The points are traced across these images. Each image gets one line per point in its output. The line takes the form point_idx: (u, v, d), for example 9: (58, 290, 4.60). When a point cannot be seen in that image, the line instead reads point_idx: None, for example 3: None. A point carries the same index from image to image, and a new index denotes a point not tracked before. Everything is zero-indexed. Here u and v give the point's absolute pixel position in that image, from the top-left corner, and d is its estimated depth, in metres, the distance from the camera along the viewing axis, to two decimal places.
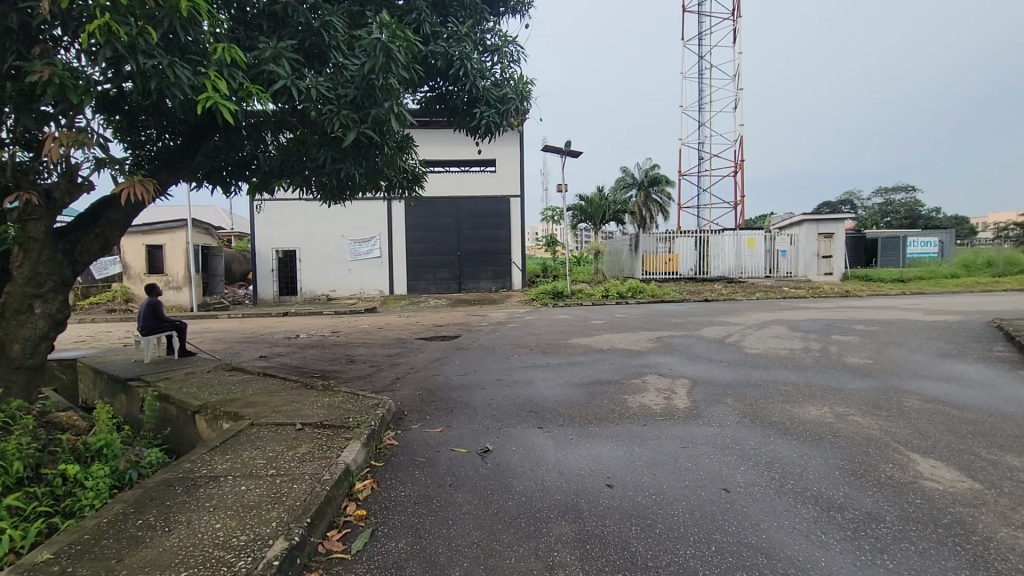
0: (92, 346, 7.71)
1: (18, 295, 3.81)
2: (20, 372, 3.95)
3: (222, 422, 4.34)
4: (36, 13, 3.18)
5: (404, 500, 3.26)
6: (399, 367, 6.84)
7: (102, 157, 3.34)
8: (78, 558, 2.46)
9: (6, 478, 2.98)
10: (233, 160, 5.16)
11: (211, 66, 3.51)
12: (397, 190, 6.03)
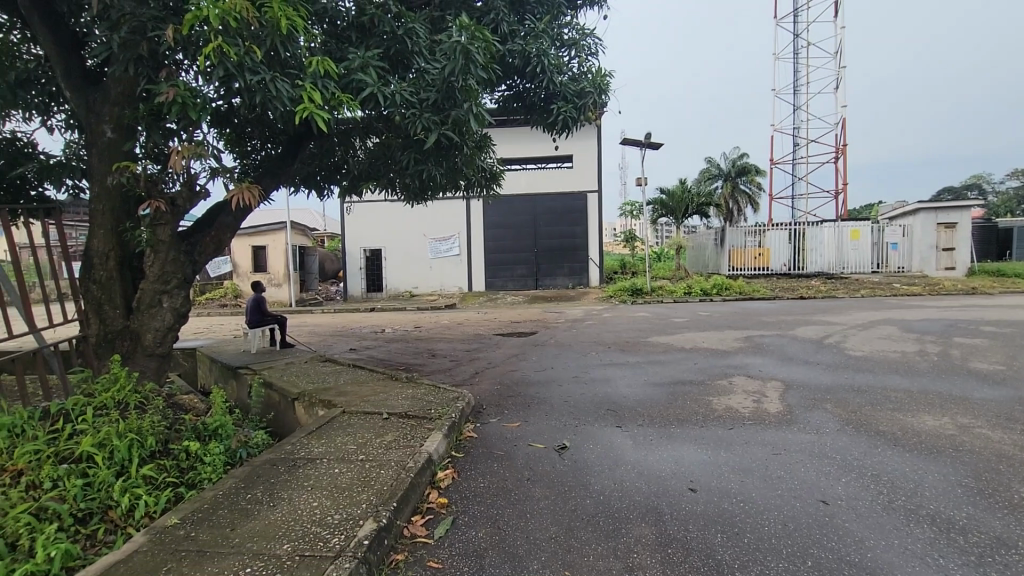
0: (208, 337, 8.61)
1: (150, 291, 4.32)
2: (152, 359, 4.46)
3: (317, 409, 4.68)
4: (163, 41, 3.60)
5: (483, 491, 3.33)
6: (478, 362, 7.00)
7: (216, 167, 3.71)
8: (199, 525, 2.76)
9: (143, 450, 3.41)
10: (326, 166, 5.51)
11: (307, 78, 3.78)
12: (475, 189, 6.16)
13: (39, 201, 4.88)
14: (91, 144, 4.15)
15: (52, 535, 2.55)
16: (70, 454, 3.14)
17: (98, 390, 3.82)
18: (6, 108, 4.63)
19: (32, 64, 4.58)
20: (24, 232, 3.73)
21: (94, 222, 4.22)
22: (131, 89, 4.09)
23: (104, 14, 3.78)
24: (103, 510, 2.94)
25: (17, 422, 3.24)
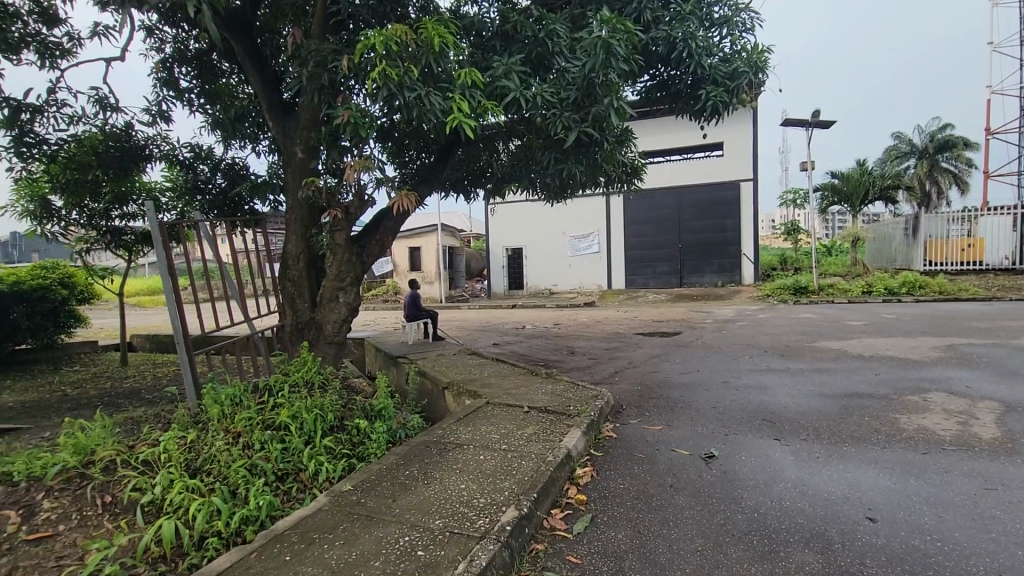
0: (373, 329, 9.70)
1: (330, 288, 5.01)
2: (331, 346, 5.15)
3: (464, 399, 5.01)
4: (340, 71, 4.14)
5: (622, 492, 3.26)
6: (617, 361, 6.88)
7: (381, 177, 4.16)
8: (367, 493, 3.13)
9: (325, 424, 3.96)
10: (472, 170, 5.86)
11: (457, 90, 4.06)
12: (616, 184, 6.05)
13: (250, 213, 5.94)
14: (287, 164, 4.93)
15: (260, 488, 3.10)
16: (273, 422, 3.78)
17: (292, 370, 4.54)
18: (228, 139, 5.73)
19: (246, 101, 5.60)
20: (242, 239, 4.58)
21: (289, 229, 5.02)
22: (315, 114, 4.78)
23: (296, 53, 4.47)
24: (296, 471, 3.49)
25: (236, 393, 4.00)
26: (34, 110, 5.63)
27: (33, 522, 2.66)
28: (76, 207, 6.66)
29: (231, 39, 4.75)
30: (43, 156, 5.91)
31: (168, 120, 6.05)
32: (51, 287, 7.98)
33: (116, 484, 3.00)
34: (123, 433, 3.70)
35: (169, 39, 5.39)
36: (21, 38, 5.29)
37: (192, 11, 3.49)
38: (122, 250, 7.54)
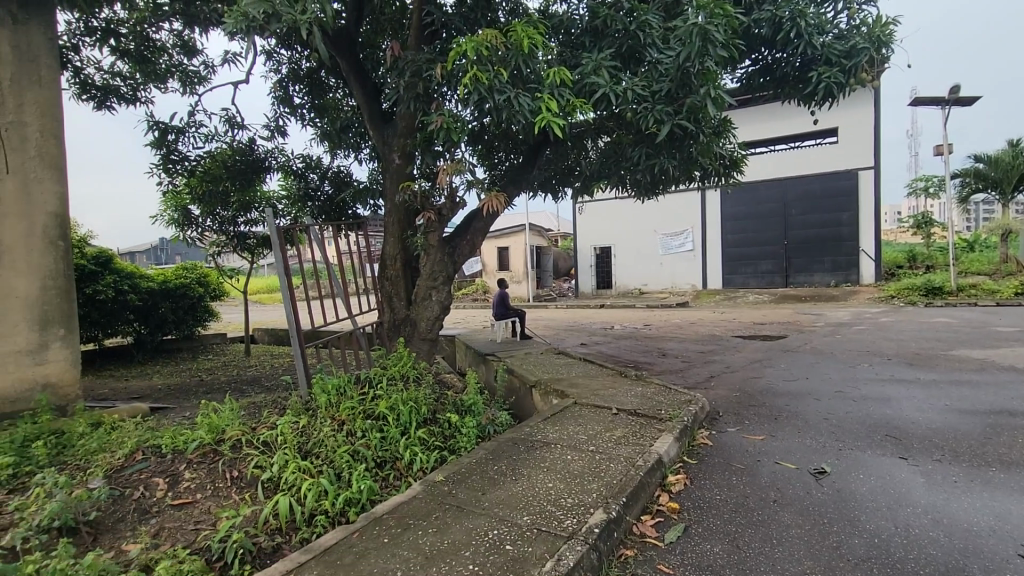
0: (464, 326, 10.02)
1: (424, 287, 5.25)
2: (424, 342, 5.38)
3: (552, 398, 5.00)
4: (434, 79, 4.33)
5: (719, 504, 3.08)
6: (713, 365, 6.52)
7: (472, 179, 4.28)
8: (458, 485, 3.24)
9: (419, 416, 4.16)
10: (561, 169, 5.85)
11: (545, 90, 4.07)
12: (713, 178, 5.74)
13: (353, 217, 6.38)
14: (386, 169, 5.23)
15: (361, 473, 3.33)
16: (372, 412, 4.03)
17: (389, 364, 4.81)
18: (334, 149, 6.20)
19: (349, 113, 6.02)
20: (346, 241, 4.92)
21: (388, 231, 5.33)
22: (411, 122, 5.02)
23: (394, 64, 4.73)
24: (393, 459, 3.70)
25: (341, 383, 4.31)
26: (178, 131, 6.48)
27: (177, 489, 3.06)
28: (210, 215, 7.56)
29: (337, 56, 5.13)
30: (184, 171, 6.77)
31: (284, 134, 6.67)
32: (191, 285, 9.12)
33: (241, 460, 3.35)
34: (246, 416, 4.13)
35: (285, 60, 5.94)
36: (168, 69, 6.11)
37: (305, 33, 3.82)
38: (246, 252, 8.43)
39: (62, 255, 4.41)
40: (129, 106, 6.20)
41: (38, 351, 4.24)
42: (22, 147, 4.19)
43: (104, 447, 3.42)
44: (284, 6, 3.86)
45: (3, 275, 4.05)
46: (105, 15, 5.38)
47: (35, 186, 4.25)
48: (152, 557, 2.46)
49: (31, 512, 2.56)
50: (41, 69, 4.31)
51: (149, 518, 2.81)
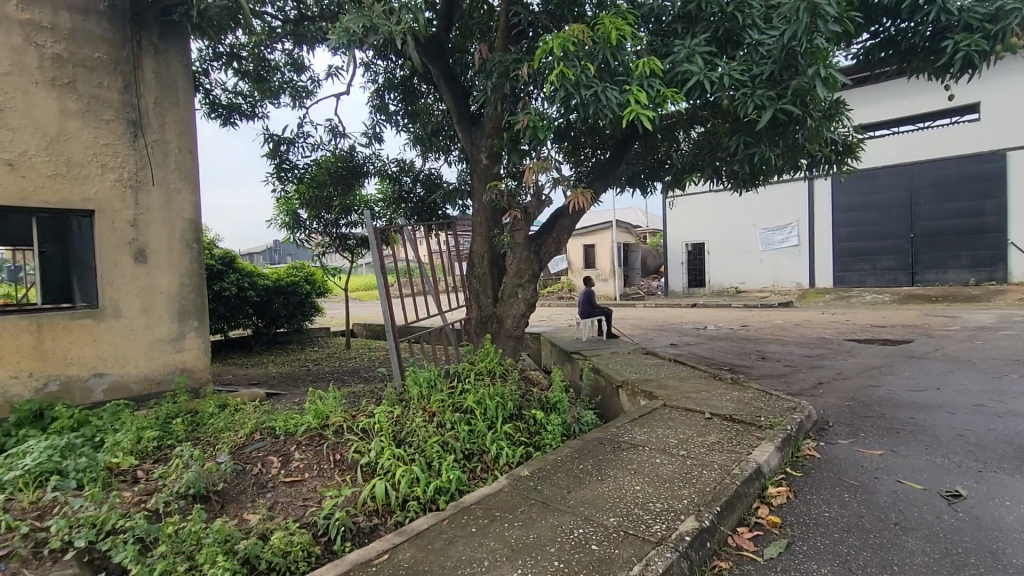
0: (550, 324, 10.03)
1: (510, 284, 5.32)
2: (510, 339, 5.45)
3: (640, 399, 4.86)
4: (521, 78, 4.37)
5: (828, 521, 2.82)
6: (821, 370, 5.99)
7: (558, 176, 4.26)
8: (543, 481, 3.25)
9: (505, 411, 4.23)
10: (651, 162, 5.67)
11: (634, 81, 3.95)
12: (822, 166, 5.27)
13: (443, 217, 6.62)
14: (473, 170, 5.37)
15: (450, 463, 3.45)
16: (460, 405, 4.15)
17: (477, 359, 4.92)
18: (426, 152, 6.47)
19: (440, 117, 6.25)
20: (437, 240, 5.11)
21: (476, 230, 5.47)
22: (499, 123, 5.11)
23: (482, 67, 4.83)
24: (480, 452, 3.80)
25: (432, 376, 4.48)
26: (289, 142, 7.10)
27: (290, 468, 3.36)
28: (316, 218, 8.21)
29: (428, 62, 5.33)
30: (294, 178, 7.42)
31: (380, 140, 7.08)
32: (300, 283, 9.97)
33: (343, 445, 3.60)
34: (347, 404, 4.43)
35: (381, 70, 6.29)
36: (281, 85, 6.71)
37: (400, 43, 4.01)
38: (347, 252, 9.06)
39: (196, 255, 5.01)
40: (249, 121, 6.90)
41: (177, 340, 4.85)
42: (165, 162, 4.80)
43: (229, 426, 3.84)
44: (380, 19, 4.08)
45: (151, 273, 4.68)
46: (229, 41, 6.03)
47: (175, 195, 4.87)
48: (268, 527, 2.72)
49: (172, 479, 2.94)
50: (179, 93, 4.92)
51: (266, 492, 3.11)
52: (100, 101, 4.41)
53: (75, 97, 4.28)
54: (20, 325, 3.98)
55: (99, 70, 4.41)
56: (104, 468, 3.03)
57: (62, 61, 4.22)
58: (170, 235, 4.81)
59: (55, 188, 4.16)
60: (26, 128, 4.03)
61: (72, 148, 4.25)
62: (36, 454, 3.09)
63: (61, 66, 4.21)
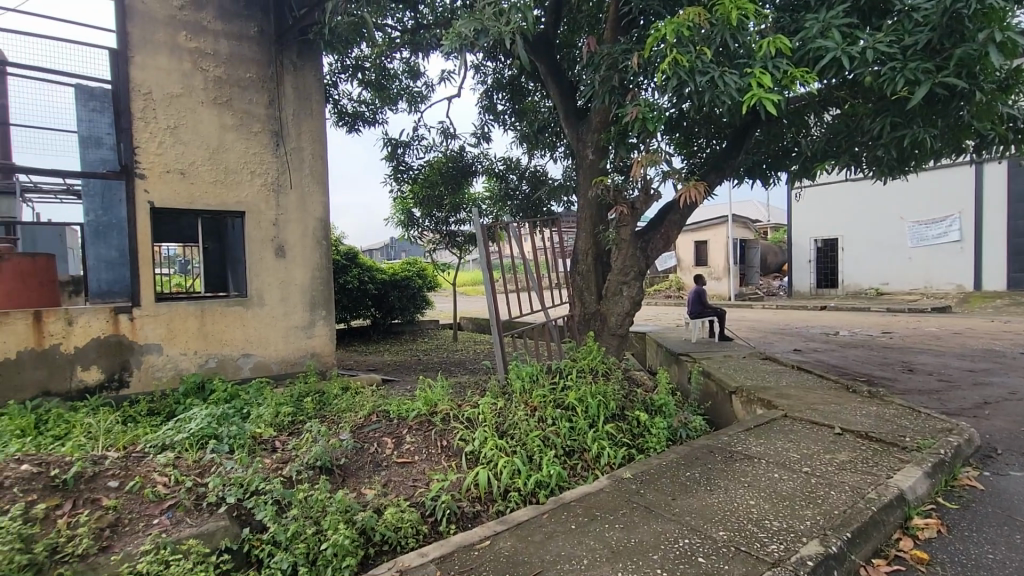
0: (657, 324, 9.64)
1: (614, 282, 5.20)
2: (614, 338, 5.31)
3: (756, 408, 4.51)
4: (631, 69, 4.23)
5: (992, 565, 2.40)
6: (988, 388, 5.10)
7: (668, 170, 4.08)
8: (646, 485, 3.15)
9: (607, 410, 4.15)
10: (774, 151, 5.20)
11: (757, 63, 3.64)
12: (994, 147, 4.48)
13: (548, 214, 6.63)
14: (579, 165, 5.31)
15: (551, 458, 3.48)
16: (562, 401, 4.14)
17: (580, 357, 4.86)
18: (533, 149, 6.53)
19: (547, 114, 6.26)
20: (541, 237, 5.13)
21: (580, 227, 5.42)
22: (606, 117, 5.01)
23: (590, 61, 4.75)
24: (581, 450, 3.77)
25: (534, 371, 4.52)
26: (405, 145, 7.57)
27: (401, 449, 3.58)
28: (428, 216, 8.67)
29: (536, 60, 5.37)
30: (409, 179, 7.89)
31: (488, 140, 7.28)
32: (413, 277, 10.60)
33: (449, 432, 3.77)
34: (453, 394, 4.62)
35: (490, 71, 6.46)
36: (399, 92, 7.17)
37: (508, 43, 4.08)
38: (456, 248, 9.46)
39: (325, 251, 5.53)
40: (371, 127, 7.46)
41: (309, 327, 5.40)
42: (300, 167, 5.36)
43: (350, 407, 4.19)
44: (491, 21, 4.18)
45: (288, 267, 5.26)
46: (355, 54, 6.56)
47: (308, 197, 5.41)
48: (382, 502, 2.93)
49: (302, 451, 3.27)
50: (313, 104, 5.45)
51: (380, 470, 3.35)
52: (250, 116, 5.04)
53: (231, 114, 4.93)
54: (188, 310, 4.69)
55: (249, 88, 5.04)
56: (250, 436, 3.46)
57: (222, 83, 4.88)
58: (304, 233, 5.36)
59: (215, 192, 4.84)
60: (195, 142, 4.73)
61: (229, 158, 4.91)
62: (198, 419, 3.62)
63: (221, 87, 4.87)
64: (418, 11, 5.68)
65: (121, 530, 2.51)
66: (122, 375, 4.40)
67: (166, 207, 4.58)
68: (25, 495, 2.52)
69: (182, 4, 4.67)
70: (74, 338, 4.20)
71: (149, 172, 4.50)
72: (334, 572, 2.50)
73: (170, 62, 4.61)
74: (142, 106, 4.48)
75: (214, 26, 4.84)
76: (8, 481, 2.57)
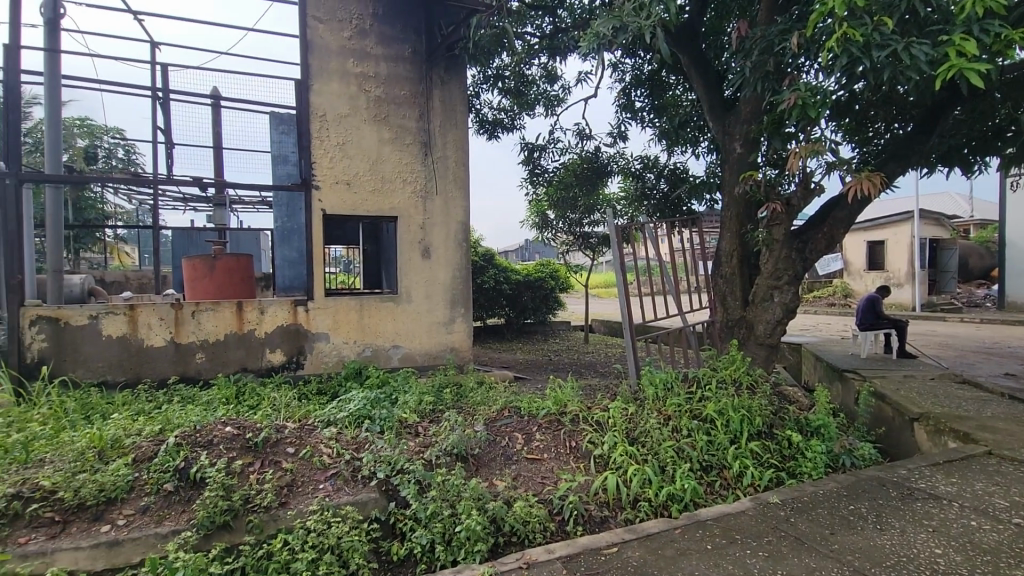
0: (816, 336, 8.54)
1: (764, 286, 4.72)
2: (762, 348, 4.81)
3: (947, 440, 3.78)
4: (789, 51, 3.82)
5: None
6: None
7: (833, 161, 3.61)
8: (798, 514, 2.83)
9: (751, 427, 3.78)
10: (980, 132, 4.30)
11: (957, 29, 3.05)
12: None
13: (688, 213, 6.27)
14: (725, 160, 4.94)
15: (685, 472, 3.31)
16: (699, 413, 3.87)
17: (720, 366, 4.41)
18: (673, 146, 6.22)
19: (689, 108, 5.93)
20: (680, 238, 4.84)
21: (724, 226, 5.00)
22: (757, 106, 4.60)
23: (740, 46, 4.37)
24: (720, 467, 3.52)
25: (669, 378, 4.21)
26: (542, 149, 7.73)
27: (532, 445, 3.65)
28: (562, 218, 8.74)
29: (679, 52, 5.12)
30: (544, 182, 8.04)
31: (625, 139, 7.12)
32: (546, 278, 10.77)
33: (578, 433, 3.75)
34: (583, 395, 4.56)
35: (629, 68, 6.31)
36: (537, 96, 7.35)
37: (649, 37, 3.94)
38: (589, 250, 9.39)
39: (465, 253, 5.87)
40: (509, 133, 7.75)
41: (449, 323, 5.77)
42: (445, 174, 5.75)
43: (484, 401, 4.37)
44: (630, 17, 4.07)
45: (433, 267, 5.68)
46: (496, 64, 6.87)
47: (452, 202, 5.79)
48: (512, 495, 3.03)
49: (441, 438, 3.48)
50: (458, 115, 5.83)
51: (511, 464, 3.45)
52: (404, 130, 5.55)
53: (389, 128, 5.48)
54: (350, 304, 5.31)
55: (404, 105, 5.54)
56: (397, 420, 3.79)
57: (382, 102, 5.45)
58: (447, 235, 5.75)
59: (373, 200, 5.41)
60: (358, 156, 5.35)
61: (386, 169, 5.47)
62: (356, 402, 4.07)
63: (381, 105, 5.45)
64: (557, 16, 5.78)
65: (294, 490, 2.92)
66: (299, 358, 5.13)
67: (335, 213, 5.25)
68: (228, 452, 3.06)
69: (351, 34, 5.31)
70: (265, 325, 5.00)
71: (323, 183, 5.19)
72: (466, 554, 2.65)
73: (341, 87, 5.28)
74: (319, 127, 5.18)
75: (376, 51, 5.42)
76: (217, 439, 3.14)
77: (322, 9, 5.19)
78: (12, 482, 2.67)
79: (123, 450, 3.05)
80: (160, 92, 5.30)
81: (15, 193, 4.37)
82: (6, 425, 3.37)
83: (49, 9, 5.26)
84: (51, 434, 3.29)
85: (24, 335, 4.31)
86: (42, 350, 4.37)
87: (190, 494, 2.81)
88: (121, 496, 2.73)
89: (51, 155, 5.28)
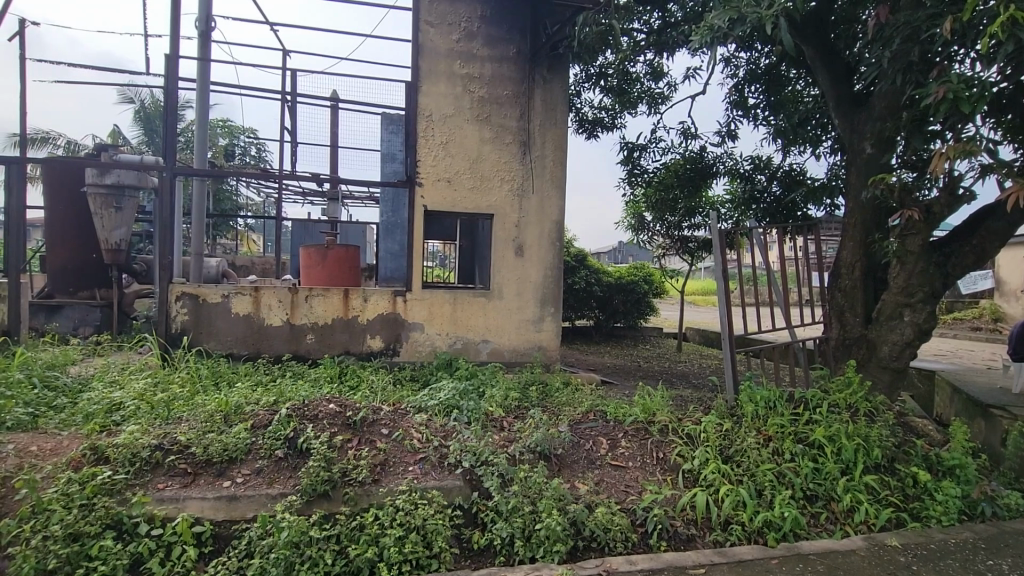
0: (957, 363, 7.40)
1: (891, 303, 4.20)
2: (885, 372, 4.30)
3: None
4: (938, 38, 3.36)
5: None
6: None
7: (990, 163, 3.12)
8: (922, 562, 2.70)
9: (867, 459, 3.39)
10: None
11: None
12: None
13: (804, 219, 5.78)
14: (851, 162, 4.47)
15: (786, 499, 3.07)
16: (805, 437, 3.53)
17: (833, 388, 3.93)
18: (789, 146, 5.74)
19: (810, 104, 5.46)
20: (792, 245, 4.44)
21: (846, 235, 4.49)
22: (895, 101, 4.12)
23: (877, 35, 3.92)
24: (827, 498, 3.22)
25: (772, 395, 3.80)
26: (642, 149, 7.50)
27: (617, 452, 3.54)
28: (660, 220, 8.44)
29: (803, 44, 4.70)
30: (643, 183, 7.77)
31: (734, 138, 6.71)
32: (639, 281, 10.44)
33: (666, 444, 3.58)
34: (675, 405, 4.32)
35: (743, 63, 5.95)
36: (639, 94, 7.13)
37: (769, 27, 3.65)
38: (688, 255, 8.93)
39: (558, 252, 5.84)
40: (609, 132, 7.61)
41: (538, 321, 5.79)
42: (544, 173, 5.77)
43: (570, 402, 4.30)
44: (749, 7, 3.81)
45: (525, 265, 5.73)
46: (600, 62, 6.80)
47: (547, 202, 5.79)
48: (594, 499, 2.98)
49: (525, 435, 3.47)
50: (559, 115, 5.79)
51: (594, 468, 3.37)
52: (504, 129, 5.65)
53: (490, 128, 5.61)
54: (445, 297, 5.50)
55: (506, 104, 5.64)
56: (484, 413, 3.85)
57: (484, 102, 5.59)
58: (541, 234, 5.77)
59: (471, 198, 5.57)
60: (460, 154, 5.53)
61: (486, 167, 5.61)
62: (446, 391, 4.19)
63: (483, 105, 5.59)
64: (667, 10, 5.57)
65: (387, 470, 3.08)
66: (395, 345, 5.41)
67: (435, 209, 5.48)
68: (330, 427, 3.28)
69: (459, 37, 5.50)
70: (367, 311, 5.33)
71: (425, 180, 5.43)
72: (545, 553, 2.67)
73: (447, 88, 5.49)
74: (424, 126, 5.44)
75: (482, 53, 5.56)
76: (322, 414, 3.37)
77: (433, 14, 5.44)
78: (156, 434, 3.08)
79: (243, 416, 3.39)
80: (289, 95, 5.84)
81: (170, 185, 5.02)
82: (153, 384, 3.91)
83: (203, 23, 6.00)
84: (187, 396, 3.74)
85: (171, 308, 4.97)
86: (185, 322, 5.01)
87: (296, 461, 3.07)
88: (239, 457, 3.04)
89: (199, 151, 6.01)
